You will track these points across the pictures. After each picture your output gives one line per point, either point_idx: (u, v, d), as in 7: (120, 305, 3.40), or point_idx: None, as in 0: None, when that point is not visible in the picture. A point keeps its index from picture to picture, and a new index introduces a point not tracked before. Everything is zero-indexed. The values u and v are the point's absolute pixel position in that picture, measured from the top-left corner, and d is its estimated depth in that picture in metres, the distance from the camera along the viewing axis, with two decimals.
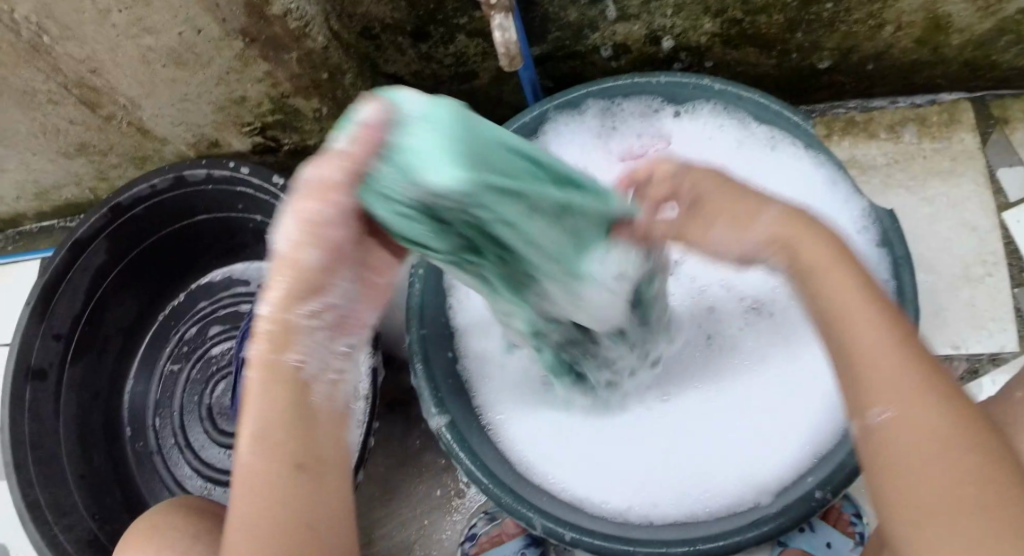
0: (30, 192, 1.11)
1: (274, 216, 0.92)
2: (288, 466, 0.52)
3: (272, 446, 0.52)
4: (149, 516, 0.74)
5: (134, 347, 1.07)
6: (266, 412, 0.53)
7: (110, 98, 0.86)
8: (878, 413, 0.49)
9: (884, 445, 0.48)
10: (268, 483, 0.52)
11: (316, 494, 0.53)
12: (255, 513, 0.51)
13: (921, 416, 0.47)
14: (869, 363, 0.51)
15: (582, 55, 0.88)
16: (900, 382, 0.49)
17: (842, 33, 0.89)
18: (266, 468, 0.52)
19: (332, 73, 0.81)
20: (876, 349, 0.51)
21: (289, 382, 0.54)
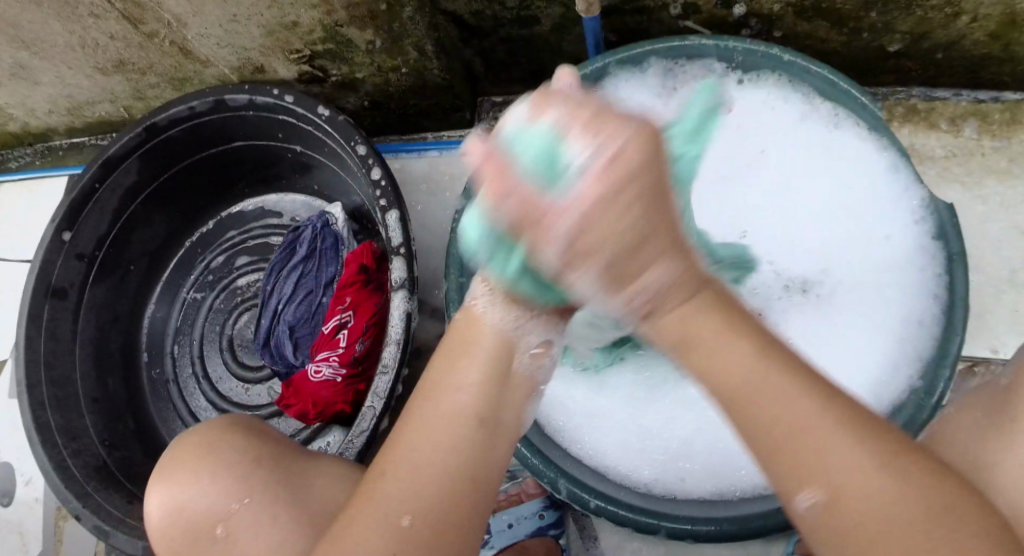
0: (62, 107, 1.08)
1: (315, 147, 0.90)
2: (453, 431, 0.50)
3: (458, 413, 0.50)
4: (206, 429, 0.67)
5: (157, 272, 1.05)
6: (464, 373, 0.52)
7: (155, 14, 0.83)
8: (805, 497, 0.43)
9: (831, 529, 0.43)
10: (457, 435, 0.50)
11: (485, 460, 0.51)
12: (423, 459, 0.49)
13: (866, 481, 0.42)
14: (794, 433, 0.43)
15: (649, 11, 0.85)
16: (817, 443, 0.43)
17: (917, 17, 0.86)
18: (463, 414, 0.50)
19: (391, 5, 0.76)
20: (755, 391, 0.44)
21: (504, 348, 0.53)
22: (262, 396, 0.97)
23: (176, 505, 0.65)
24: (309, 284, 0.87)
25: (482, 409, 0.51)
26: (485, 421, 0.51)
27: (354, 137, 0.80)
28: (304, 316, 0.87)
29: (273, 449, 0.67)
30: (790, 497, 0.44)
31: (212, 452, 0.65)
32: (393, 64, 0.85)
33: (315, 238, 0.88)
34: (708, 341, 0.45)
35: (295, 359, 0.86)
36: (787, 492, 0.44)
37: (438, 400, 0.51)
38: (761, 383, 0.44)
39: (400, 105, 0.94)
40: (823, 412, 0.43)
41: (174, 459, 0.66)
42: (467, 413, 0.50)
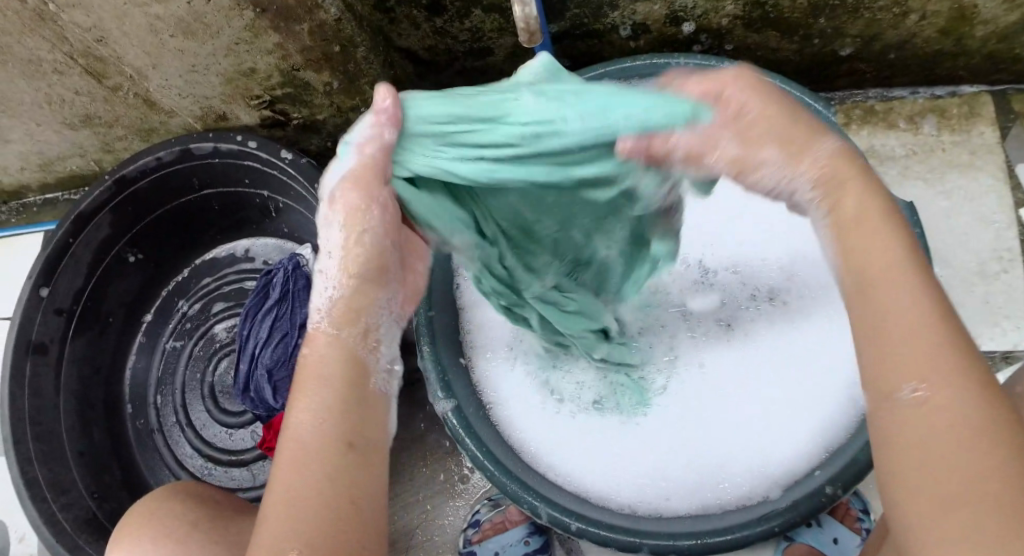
0: (33, 163, 1.09)
1: (281, 191, 0.91)
2: (322, 457, 0.45)
3: (314, 446, 0.45)
4: (148, 500, 0.73)
5: (136, 324, 1.05)
6: (310, 403, 0.47)
7: (116, 68, 0.84)
8: (914, 389, 0.40)
9: (903, 425, 0.40)
10: (329, 460, 0.45)
11: (359, 479, 0.45)
12: (303, 489, 0.44)
13: (958, 407, 0.39)
14: (907, 334, 0.41)
15: (600, 34, 0.87)
16: (923, 343, 0.41)
17: (866, 20, 0.87)
18: (327, 437, 0.46)
19: (345, 46, 0.77)
20: (883, 280, 0.44)
21: (347, 359, 0.49)
22: (246, 440, 0.98)
23: None
24: (284, 326, 0.88)
25: (339, 428, 0.46)
26: (342, 441, 0.46)
27: (319, 178, 0.81)
28: (279, 359, 0.87)
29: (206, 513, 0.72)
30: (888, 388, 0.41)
31: (152, 520, 0.70)
32: (352, 104, 0.86)
33: (287, 280, 0.89)
34: (861, 237, 0.46)
35: (276, 402, 0.86)
36: (887, 382, 0.41)
37: (293, 432, 0.46)
38: (897, 289, 0.43)
39: None
40: (939, 321, 0.42)
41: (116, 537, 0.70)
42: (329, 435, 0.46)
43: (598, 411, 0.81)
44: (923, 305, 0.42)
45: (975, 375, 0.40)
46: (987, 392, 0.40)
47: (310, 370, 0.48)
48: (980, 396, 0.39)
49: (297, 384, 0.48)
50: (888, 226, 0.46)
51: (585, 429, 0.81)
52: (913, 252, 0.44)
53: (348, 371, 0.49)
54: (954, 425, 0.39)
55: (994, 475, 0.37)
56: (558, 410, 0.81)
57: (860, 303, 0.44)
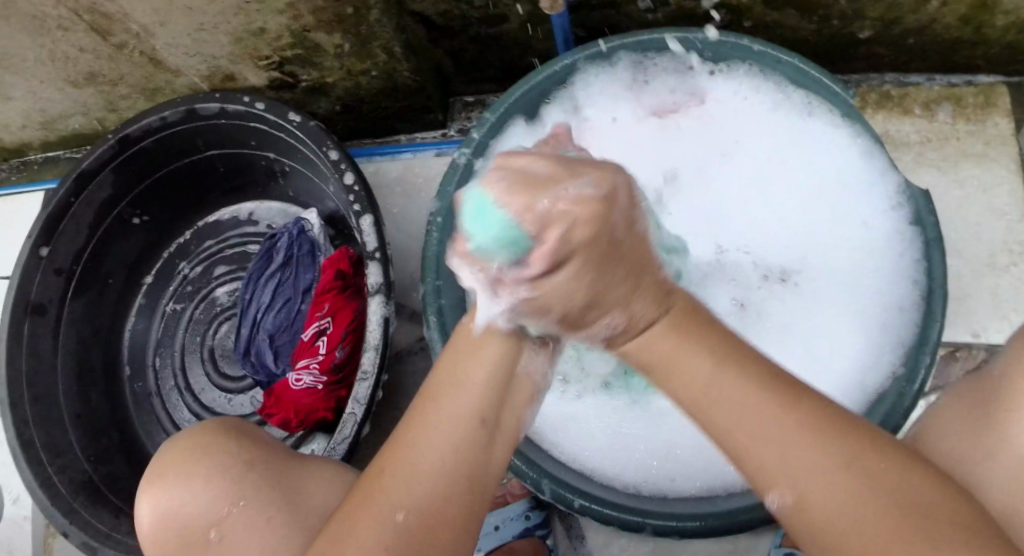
0: (35, 121, 1.07)
1: (288, 154, 0.90)
2: (460, 435, 0.48)
3: (460, 424, 0.49)
4: (196, 433, 0.67)
5: (136, 287, 1.04)
6: (465, 388, 0.50)
7: (123, 25, 0.83)
8: (777, 498, 0.44)
9: (807, 525, 0.43)
10: (468, 440, 0.49)
11: (486, 462, 0.50)
12: (431, 457, 0.48)
13: (827, 484, 0.42)
14: (767, 458, 0.44)
15: (618, 5, 0.85)
16: (777, 440, 0.44)
17: (887, 3, 0.86)
18: (469, 419, 0.49)
19: (358, 8, 0.75)
20: (713, 402, 0.46)
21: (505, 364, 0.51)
22: (245, 405, 0.97)
23: (168, 513, 0.64)
24: (288, 290, 0.87)
25: (485, 413, 0.50)
26: (486, 424, 0.50)
27: (327, 141, 0.79)
28: (283, 324, 0.86)
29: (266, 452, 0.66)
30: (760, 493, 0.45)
31: (207, 455, 0.64)
32: (362, 67, 0.85)
33: (292, 245, 0.88)
34: (669, 369, 0.48)
35: (277, 366, 0.86)
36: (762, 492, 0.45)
37: (443, 408, 0.49)
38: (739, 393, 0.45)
39: (372, 108, 0.94)
40: (773, 407, 0.44)
41: (160, 468, 0.65)
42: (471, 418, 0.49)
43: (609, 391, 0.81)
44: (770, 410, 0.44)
45: (833, 445, 0.43)
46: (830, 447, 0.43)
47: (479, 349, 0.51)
48: (838, 461, 0.42)
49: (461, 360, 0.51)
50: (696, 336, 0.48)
51: (595, 407, 0.80)
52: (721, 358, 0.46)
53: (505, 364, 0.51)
54: (815, 468, 0.42)
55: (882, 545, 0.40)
56: (564, 390, 0.81)
57: (703, 421, 0.47)
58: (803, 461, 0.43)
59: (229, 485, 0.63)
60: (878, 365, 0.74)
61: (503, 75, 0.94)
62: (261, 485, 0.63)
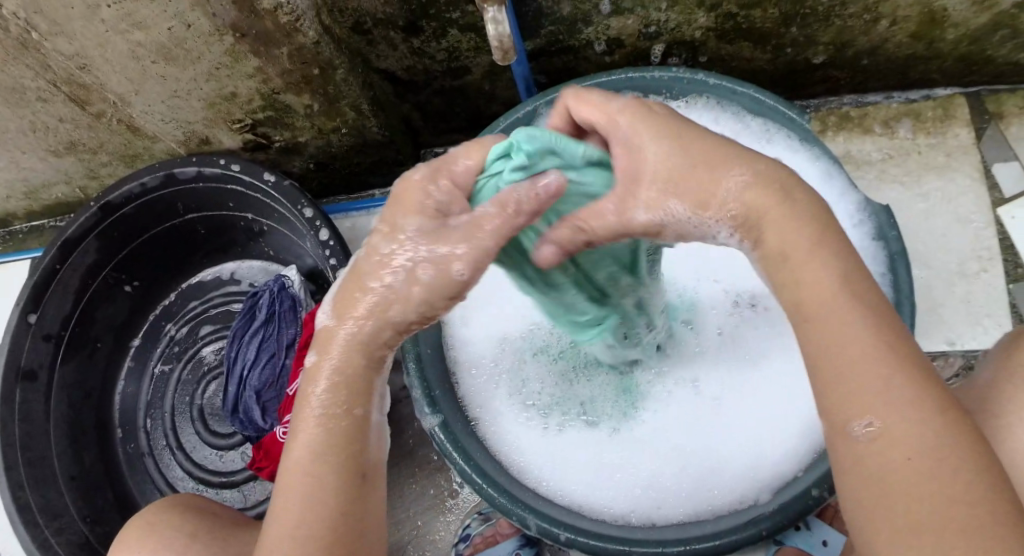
0: (20, 191, 1.09)
1: (265, 213, 0.92)
2: (321, 495, 0.49)
3: (323, 482, 0.49)
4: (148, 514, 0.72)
5: (125, 348, 1.06)
6: (316, 442, 0.49)
7: (99, 95, 0.85)
8: (869, 421, 0.42)
9: (865, 465, 0.42)
10: (334, 494, 0.49)
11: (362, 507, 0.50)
12: (299, 526, 0.48)
13: (908, 426, 0.42)
14: (851, 363, 0.44)
15: (576, 49, 0.88)
16: (876, 373, 0.43)
17: (837, 27, 0.88)
18: (328, 469, 0.49)
19: (323, 68, 0.78)
20: (831, 317, 0.45)
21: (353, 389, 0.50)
22: (237, 461, 0.98)
23: None
24: (271, 347, 0.88)
25: (344, 465, 0.50)
26: (344, 474, 0.49)
27: (301, 200, 0.81)
28: (268, 381, 0.88)
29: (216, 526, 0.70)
30: (843, 426, 0.43)
31: (163, 524, 0.69)
32: (333, 125, 0.87)
33: (273, 302, 0.90)
34: (796, 274, 0.47)
35: (265, 423, 0.87)
36: (840, 418, 0.43)
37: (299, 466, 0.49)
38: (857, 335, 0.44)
39: (345, 165, 0.96)
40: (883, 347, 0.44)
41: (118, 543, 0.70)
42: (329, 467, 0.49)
43: (590, 425, 0.82)
44: (847, 333, 0.44)
45: (932, 398, 0.43)
46: (932, 411, 0.42)
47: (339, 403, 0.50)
48: (934, 420, 0.42)
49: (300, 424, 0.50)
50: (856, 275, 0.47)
51: (578, 442, 0.81)
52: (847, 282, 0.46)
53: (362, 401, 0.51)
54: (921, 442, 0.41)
55: (942, 507, 0.40)
56: (548, 427, 0.82)
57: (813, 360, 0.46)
58: (916, 417, 0.42)
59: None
60: None
61: (470, 123, 0.97)
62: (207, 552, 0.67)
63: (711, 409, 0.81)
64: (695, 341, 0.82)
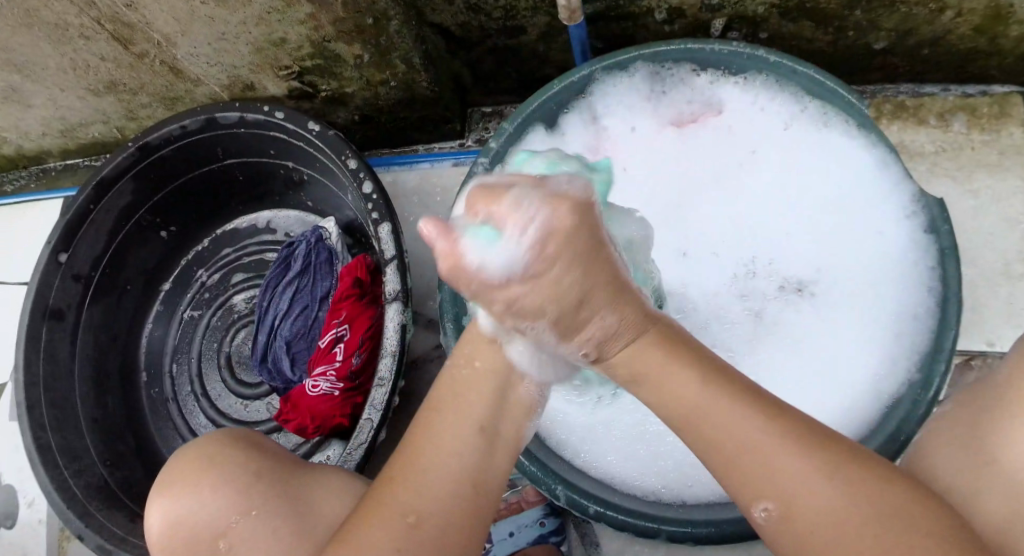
0: (56, 128, 1.08)
1: (308, 163, 0.91)
2: (454, 456, 0.51)
3: (455, 449, 0.52)
4: (205, 442, 0.66)
5: (155, 292, 1.05)
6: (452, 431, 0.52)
7: (144, 34, 0.84)
8: (763, 509, 0.46)
9: (792, 529, 0.45)
10: (473, 452, 0.52)
11: (481, 472, 0.52)
12: (433, 494, 0.50)
13: (835, 509, 0.44)
14: (745, 450, 0.46)
15: (634, 17, 0.86)
16: (761, 447, 0.46)
17: (902, 13, 0.86)
18: (468, 442, 0.52)
19: (378, 19, 0.76)
20: (705, 414, 0.47)
21: (491, 370, 0.55)
22: (262, 411, 0.98)
23: (176, 521, 0.63)
24: (305, 299, 0.87)
25: (482, 423, 0.53)
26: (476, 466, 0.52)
27: (345, 150, 0.80)
28: (300, 332, 0.87)
29: (272, 460, 0.66)
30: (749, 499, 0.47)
31: (222, 464, 0.64)
32: (381, 77, 0.86)
33: (309, 253, 0.89)
34: (662, 376, 0.49)
35: (293, 374, 0.86)
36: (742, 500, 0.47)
37: (439, 445, 0.52)
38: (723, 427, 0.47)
39: (390, 118, 0.95)
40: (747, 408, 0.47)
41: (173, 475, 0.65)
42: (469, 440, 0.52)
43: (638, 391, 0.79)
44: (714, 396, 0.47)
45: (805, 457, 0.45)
46: (852, 486, 0.44)
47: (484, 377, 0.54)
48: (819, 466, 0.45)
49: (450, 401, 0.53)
50: (681, 361, 0.49)
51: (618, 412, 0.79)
52: (708, 382, 0.48)
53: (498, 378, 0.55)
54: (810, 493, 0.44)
55: (895, 548, 0.42)
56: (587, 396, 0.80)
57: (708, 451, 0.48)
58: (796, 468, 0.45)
59: (229, 495, 0.62)
60: (897, 364, 0.74)
61: (519, 86, 0.95)
62: (271, 497, 0.62)
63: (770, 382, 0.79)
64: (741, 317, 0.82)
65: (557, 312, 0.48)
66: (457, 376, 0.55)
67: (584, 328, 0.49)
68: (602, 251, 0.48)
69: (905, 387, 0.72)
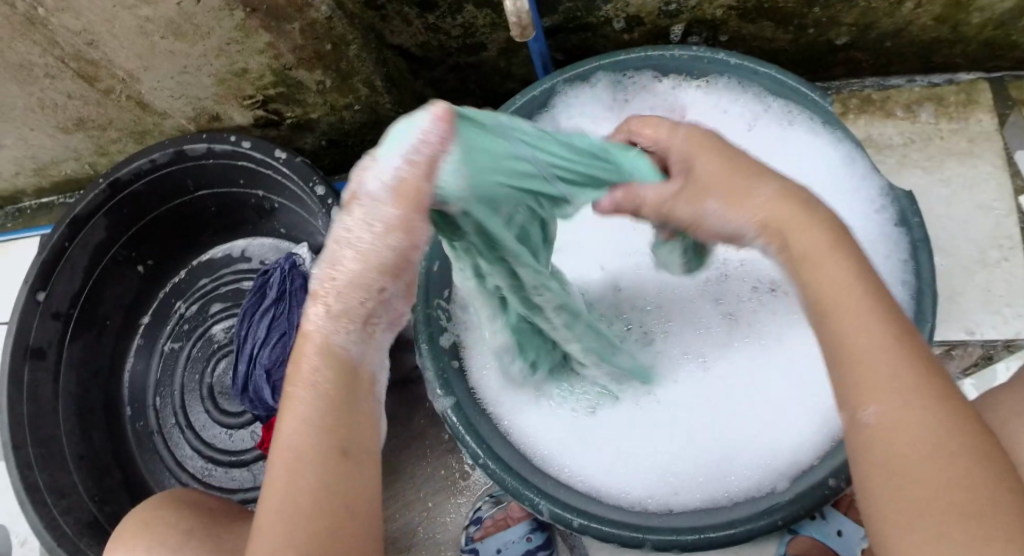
0: (29, 168, 1.08)
1: (277, 191, 0.91)
2: (299, 473, 0.43)
3: (303, 458, 0.43)
4: (149, 509, 0.72)
5: (135, 326, 1.05)
6: (300, 428, 0.43)
7: (108, 71, 0.84)
8: (872, 411, 0.42)
9: (873, 447, 0.41)
10: (320, 466, 0.43)
11: (342, 489, 0.43)
12: (290, 503, 0.43)
13: (912, 420, 0.41)
14: (865, 350, 0.43)
15: (593, 27, 0.86)
16: (904, 381, 0.42)
17: (861, 9, 0.86)
18: (313, 448, 0.43)
19: (336, 44, 0.76)
20: (849, 301, 0.45)
21: (338, 374, 0.43)
22: (245, 440, 0.98)
23: None
24: (281, 325, 0.87)
25: (327, 436, 0.43)
26: (331, 451, 0.43)
27: (313, 177, 0.81)
28: (277, 359, 0.86)
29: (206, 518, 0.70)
30: (855, 408, 0.43)
31: (160, 523, 0.69)
32: (345, 101, 0.86)
33: (284, 280, 0.89)
34: (816, 261, 0.47)
35: (274, 402, 0.86)
36: (852, 401, 0.43)
37: (285, 451, 0.43)
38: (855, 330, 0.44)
39: (358, 142, 0.96)
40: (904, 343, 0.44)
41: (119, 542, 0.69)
42: (313, 446, 0.43)
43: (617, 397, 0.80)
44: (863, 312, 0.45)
45: (940, 393, 0.42)
46: (978, 445, 0.40)
47: (297, 389, 0.44)
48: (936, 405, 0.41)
49: (284, 410, 0.44)
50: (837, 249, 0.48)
51: (599, 425, 0.80)
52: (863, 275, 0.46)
53: (338, 378, 0.44)
54: (917, 438, 0.40)
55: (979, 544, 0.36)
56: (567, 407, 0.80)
57: (823, 326, 0.46)
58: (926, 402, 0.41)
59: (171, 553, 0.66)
60: None
61: (485, 101, 0.96)
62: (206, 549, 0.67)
63: (751, 374, 0.79)
64: (715, 319, 0.81)
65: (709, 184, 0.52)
66: (294, 380, 0.44)
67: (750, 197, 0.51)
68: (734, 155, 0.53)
69: None
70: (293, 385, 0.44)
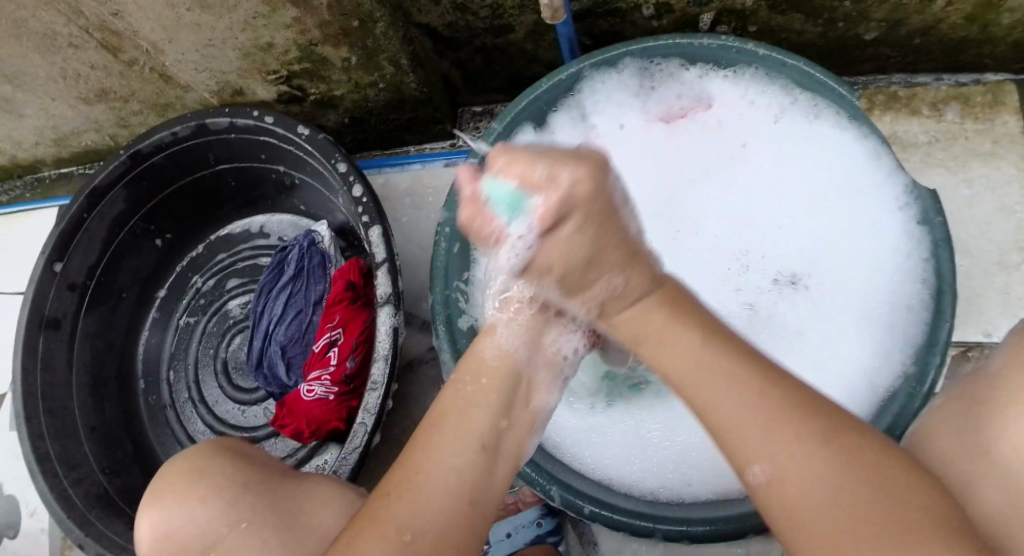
0: (48, 137, 1.08)
1: (298, 167, 0.91)
2: (461, 461, 0.51)
3: (466, 447, 0.52)
4: (194, 455, 0.67)
5: (150, 299, 1.05)
6: (465, 422, 0.53)
7: (132, 42, 0.84)
8: (759, 470, 0.45)
9: (785, 497, 0.44)
10: (476, 459, 0.52)
11: (485, 482, 0.52)
12: (440, 485, 0.50)
13: (790, 465, 0.44)
14: (729, 414, 0.48)
15: (621, 12, 0.86)
16: (772, 427, 0.46)
17: (891, 4, 0.85)
18: (472, 441, 0.53)
19: (363, 21, 0.76)
20: (702, 371, 0.50)
21: (507, 386, 0.57)
22: (259, 416, 0.98)
23: (168, 531, 0.64)
24: (299, 302, 0.87)
25: (487, 435, 0.54)
26: (486, 447, 0.53)
27: (335, 154, 0.80)
28: (294, 336, 0.87)
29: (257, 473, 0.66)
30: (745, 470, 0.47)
31: (209, 474, 0.65)
32: (369, 79, 0.86)
33: (302, 257, 0.89)
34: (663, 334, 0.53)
35: (289, 379, 0.86)
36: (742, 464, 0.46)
37: (449, 440, 0.52)
38: (694, 383, 0.50)
39: (381, 121, 0.95)
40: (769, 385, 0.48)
41: (165, 486, 0.66)
42: (474, 439, 0.53)
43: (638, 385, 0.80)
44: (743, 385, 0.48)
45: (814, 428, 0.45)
46: (869, 476, 0.43)
47: (469, 392, 0.55)
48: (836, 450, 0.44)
49: (448, 407, 0.54)
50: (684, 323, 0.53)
51: (615, 417, 0.80)
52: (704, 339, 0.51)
53: (501, 390, 0.56)
54: (811, 480, 0.43)
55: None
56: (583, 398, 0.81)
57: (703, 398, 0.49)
58: (819, 444, 0.44)
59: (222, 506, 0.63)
60: (889, 363, 0.73)
61: (509, 85, 0.95)
62: (260, 506, 0.63)
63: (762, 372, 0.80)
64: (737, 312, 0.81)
65: (589, 259, 0.55)
66: (468, 384, 0.56)
67: (595, 284, 0.56)
68: (615, 216, 0.55)
69: (900, 379, 0.71)
70: (462, 391, 0.55)
